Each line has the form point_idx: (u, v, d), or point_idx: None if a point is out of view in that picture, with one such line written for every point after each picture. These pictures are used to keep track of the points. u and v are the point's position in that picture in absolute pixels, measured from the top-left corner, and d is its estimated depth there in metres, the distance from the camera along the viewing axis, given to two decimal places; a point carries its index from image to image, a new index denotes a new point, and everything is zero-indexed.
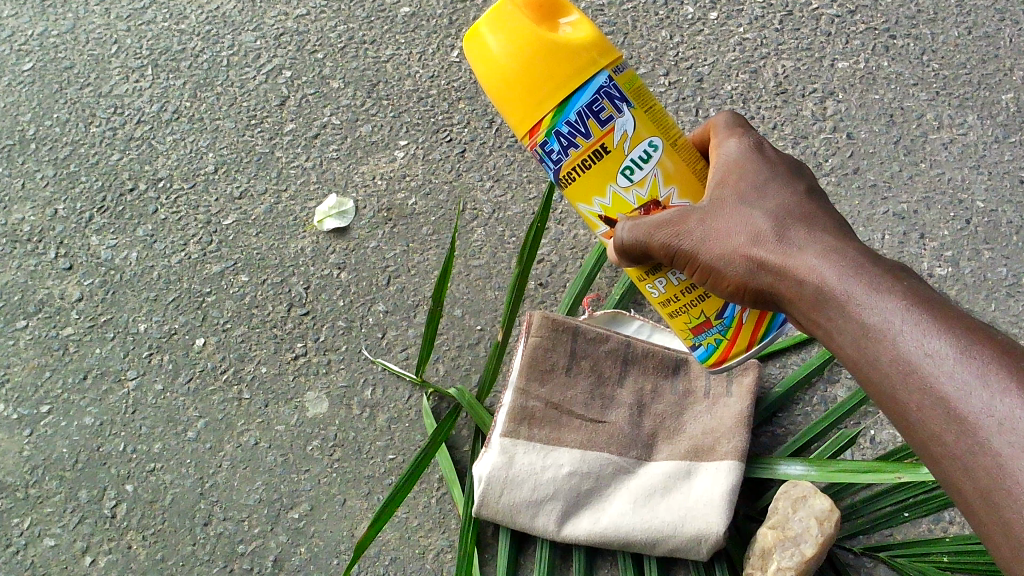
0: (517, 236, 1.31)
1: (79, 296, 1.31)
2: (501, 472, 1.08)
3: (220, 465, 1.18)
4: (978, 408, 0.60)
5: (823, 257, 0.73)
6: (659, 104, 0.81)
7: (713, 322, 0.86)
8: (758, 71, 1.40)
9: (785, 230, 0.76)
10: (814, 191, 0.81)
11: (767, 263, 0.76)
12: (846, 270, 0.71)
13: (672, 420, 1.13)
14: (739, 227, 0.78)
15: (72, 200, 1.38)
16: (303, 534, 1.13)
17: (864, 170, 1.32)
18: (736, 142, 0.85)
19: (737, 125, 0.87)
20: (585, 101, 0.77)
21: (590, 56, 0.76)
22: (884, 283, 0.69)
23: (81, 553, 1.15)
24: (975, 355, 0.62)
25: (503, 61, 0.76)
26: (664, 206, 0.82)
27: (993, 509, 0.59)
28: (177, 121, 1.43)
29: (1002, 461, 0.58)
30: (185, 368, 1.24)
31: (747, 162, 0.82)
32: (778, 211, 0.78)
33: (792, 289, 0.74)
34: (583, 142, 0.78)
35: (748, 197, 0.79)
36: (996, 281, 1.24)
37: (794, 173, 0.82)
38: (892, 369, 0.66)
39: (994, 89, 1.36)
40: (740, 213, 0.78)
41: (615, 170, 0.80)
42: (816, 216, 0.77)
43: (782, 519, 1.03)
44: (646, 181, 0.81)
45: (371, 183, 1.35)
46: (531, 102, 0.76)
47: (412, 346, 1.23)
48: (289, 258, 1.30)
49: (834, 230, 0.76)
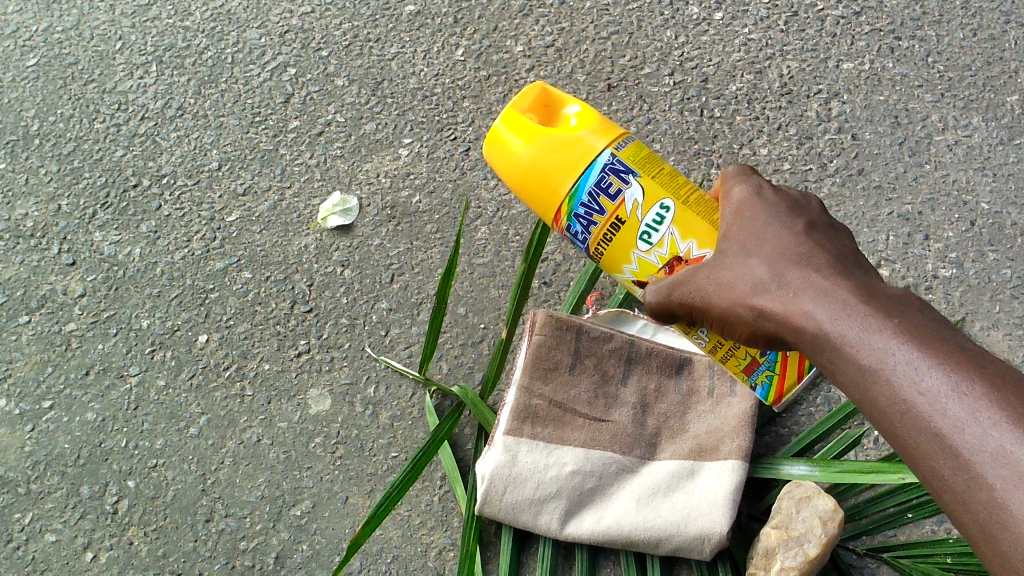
0: (521, 235, 1.30)
1: (82, 292, 1.31)
2: (504, 470, 1.07)
3: (223, 462, 1.18)
4: (973, 446, 0.61)
5: (817, 300, 0.73)
6: (664, 167, 0.88)
7: (761, 361, 0.96)
8: (763, 72, 1.40)
9: (782, 274, 0.76)
10: (814, 224, 0.80)
11: (765, 310, 0.76)
12: (839, 313, 0.71)
13: (676, 420, 1.13)
14: (739, 275, 0.78)
15: (75, 195, 1.38)
16: (305, 531, 1.13)
17: (868, 171, 1.32)
18: (739, 188, 0.85)
19: (743, 172, 0.87)
20: (593, 180, 0.85)
21: (591, 139, 0.86)
22: (877, 322, 0.69)
23: (82, 549, 1.15)
24: (967, 392, 0.63)
25: (521, 164, 0.87)
26: (688, 259, 0.86)
27: (992, 542, 0.60)
28: (181, 118, 1.43)
29: (998, 497, 0.60)
30: (188, 364, 1.24)
31: (750, 208, 0.83)
32: (775, 254, 0.77)
33: (792, 334, 0.74)
34: (600, 218, 0.86)
35: (748, 246, 0.79)
36: (1001, 282, 1.23)
37: (793, 209, 0.82)
38: (889, 409, 0.67)
39: (999, 91, 1.36)
40: (740, 262, 0.79)
41: (633, 238, 0.87)
42: (812, 253, 0.76)
43: (786, 519, 1.03)
44: (664, 241, 0.87)
45: (375, 180, 1.35)
46: (551, 194, 0.87)
47: (415, 344, 1.23)
48: (293, 255, 1.30)
49: (830, 266, 0.75)
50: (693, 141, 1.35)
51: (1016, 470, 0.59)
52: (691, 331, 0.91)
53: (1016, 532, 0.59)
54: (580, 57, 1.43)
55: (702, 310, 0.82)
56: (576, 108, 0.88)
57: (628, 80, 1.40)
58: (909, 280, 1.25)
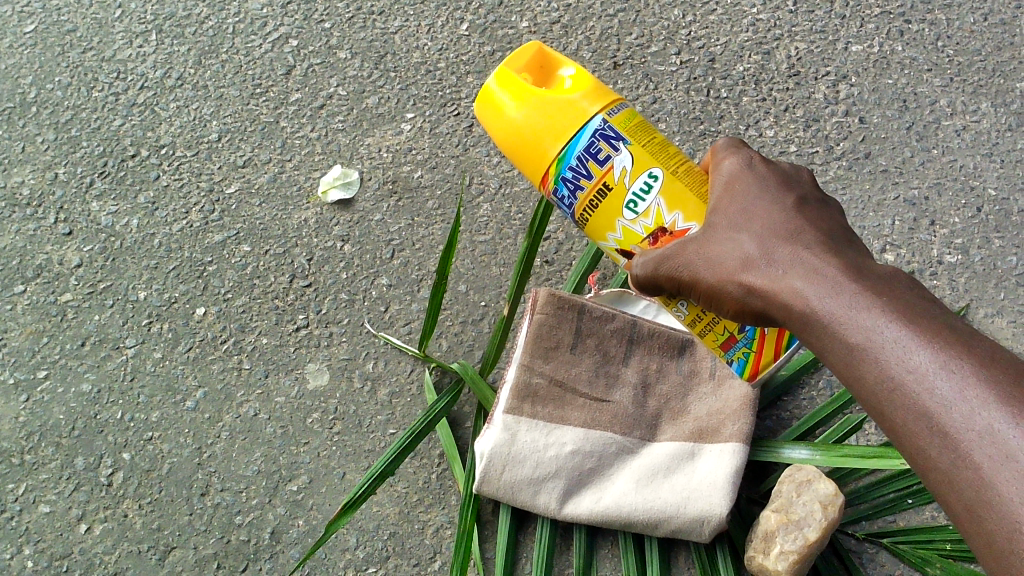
0: (524, 212, 1.29)
1: (78, 262, 1.29)
2: (503, 449, 1.07)
3: (219, 436, 1.17)
4: (959, 423, 0.61)
5: (806, 278, 0.72)
6: (656, 138, 0.86)
7: (738, 336, 0.91)
8: (771, 53, 1.39)
9: (772, 251, 0.75)
10: (805, 201, 0.80)
11: (755, 288, 0.75)
12: (827, 291, 0.70)
13: (677, 402, 1.12)
14: (729, 251, 0.78)
15: (72, 164, 1.36)
16: (301, 507, 1.12)
17: (875, 155, 1.31)
18: (730, 161, 0.84)
19: (734, 145, 0.86)
20: (583, 144, 0.84)
21: (584, 104, 0.84)
22: (866, 300, 0.68)
23: (77, 520, 1.14)
24: (954, 369, 0.62)
25: (512, 124, 0.86)
26: (673, 230, 0.84)
27: (976, 519, 0.59)
28: (181, 88, 1.41)
29: (983, 474, 0.59)
30: (185, 337, 1.23)
31: (740, 182, 0.81)
32: (766, 231, 0.77)
33: (781, 312, 0.74)
34: (587, 183, 0.85)
35: (739, 222, 0.78)
36: (1006, 270, 1.23)
37: (784, 183, 0.81)
38: (878, 388, 0.66)
39: (1009, 77, 1.35)
40: (731, 238, 0.78)
41: (620, 205, 0.85)
42: (802, 229, 0.76)
43: (786, 503, 1.02)
44: (650, 211, 0.85)
45: (377, 155, 1.34)
46: (539, 156, 0.85)
47: (415, 321, 1.22)
48: (293, 229, 1.29)
49: (820, 243, 0.74)
50: (699, 121, 1.34)
51: (1002, 447, 0.58)
52: (672, 304, 0.89)
53: (1000, 509, 0.58)
54: (587, 34, 1.41)
55: (690, 284, 0.81)
56: (572, 72, 0.87)
57: (634, 58, 1.39)
58: (914, 265, 1.24)
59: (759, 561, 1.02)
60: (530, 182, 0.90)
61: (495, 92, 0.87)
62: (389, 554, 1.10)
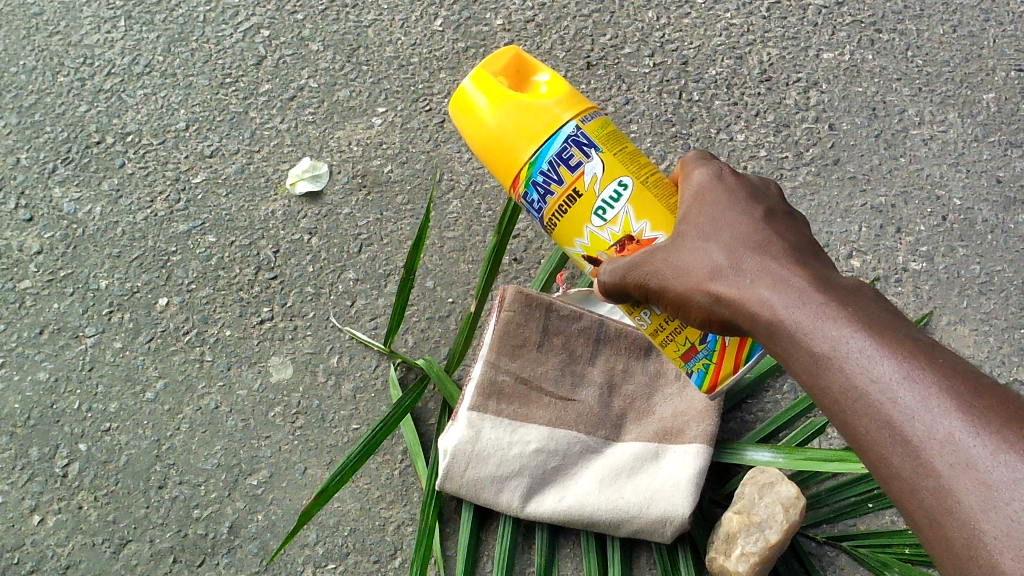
0: (493, 209, 1.28)
1: (38, 249, 1.27)
2: (467, 446, 1.06)
3: (178, 429, 1.15)
4: (922, 431, 0.61)
5: (773, 288, 0.72)
6: (627, 147, 0.85)
7: (698, 347, 0.89)
8: (743, 57, 1.39)
9: (740, 261, 0.75)
10: (773, 214, 0.80)
11: (723, 297, 0.75)
12: (794, 301, 0.70)
13: (643, 402, 1.12)
14: (697, 260, 0.78)
15: (35, 150, 1.34)
16: (260, 501, 1.11)
17: (844, 162, 1.32)
18: (699, 172, 0.84)
19: (704, 158, 0.86)
20: (555, 150, 0.83)
21: (557, 110, 0.83)
22: (832, 311, 0.68)
23: (30, 512, 1.12)
24: (917, 379, 0.62)
25: (485, 127, 0.84)
26: (641, 240, 0.84)
27: (937, 527, 0.59)
28: (149, 75, 1.39)
29: (944, 481, 0.59)
30: (146, 328, 1.21)
31: (710, 192, 0.82)
32: (734, 241, 0.77)
33: (748, 321, 0.74)
34: (557, 188, 0.83)
35: (707, 231, 0.79)
36: (969, 278, 1.24)
37: (753, 195, 0.81)
38: (842, 397, 0.66)
39: (976, 88, 1.37)
40: (699, 247, 0.78)
41: (588, 212, 0.84)
42: (770, 240, 0.76)
43: (748, 504, 1.03)
44: (618, 219, 0.84)
45: (347, 148, 1.32)
46: (511, 160, 0.84)
47: (381, 316, 1.21)
48: (260, 221, 1.27)
49: (788, 255, 0.75)
50: (670, 124, 1.34)
51: (963, 456, 0.58)
52: (636, 312, 0.88)
53: (960, 516, 0.58)
54: (561, 33, 1.41)
55: (657, 293, 0.80)
56: (546, 78, 0.86)
57: (608, 59, 1.39)
58: (879, 271, 1.25)
59: (719, 562, 1.02)
60: (500, 184, 0.88)
61: (468, 93, 0.85)
62: (348, 551, 1.09)
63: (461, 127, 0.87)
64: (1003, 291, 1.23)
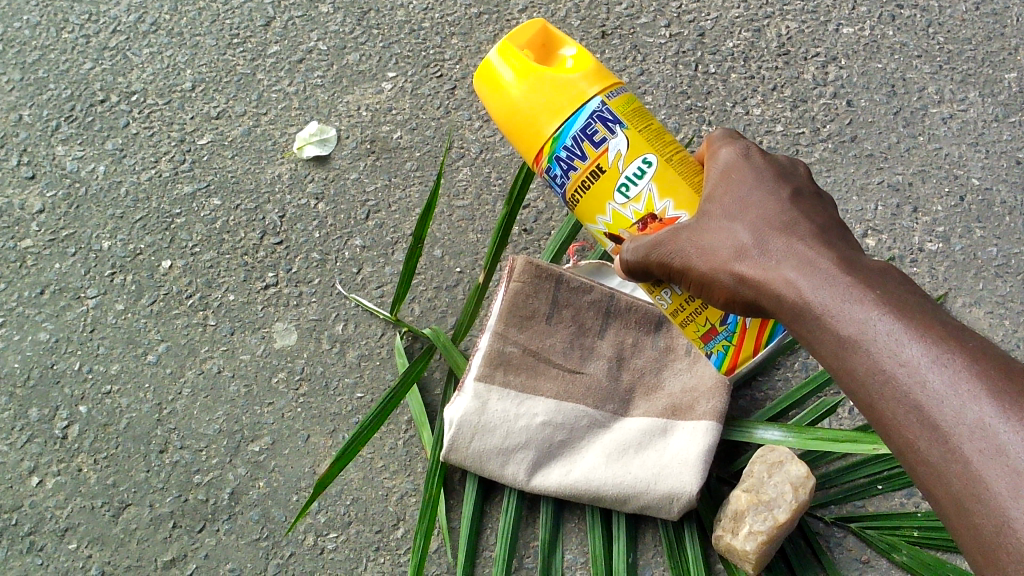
0: (504, 178, 1.26)
1: (40, 208, 1.24)
2: (473, 418, 1.05)
3: (180, 393, 1.14)
4: (951, 416, 0.59)
5: (799, 269, 0.70)
6: (652, 124, 0.83)
7: (719, 329, 0.89)
8: (761, 30, 1.37)
9: (766, 241, 0.73)
10: (801, 193, 0.78)
11: (747, 278, 0.73)
12: (820, 282, 0.69)
13: (652, 376, 1.10)
14: (721, 240, 0.75)
15: (38, 107, 1.31)
16: (262, 468, 1.09)
17: (861, 139, 1.29)
18: (726, 150, 0.81)
19: (731, 136, 0.84)
20: (579, 125, 0.80)
21: (583, 84, 0.81)
22: (859, 293, 0.67)
23: (29, 473, 1.10)
24: (947, 363, 0.60)
25: (508, 100, 0.82)
26: (662, 217, 0.82)
27: (964, 515, 0.58)
28: (155, 34, 1.36)
29: (972, 468, 0.57)
30: (149, 290, 1.19)
31: (736, 171, 0.79)
32: (760, 221, 0.75)
33: (772, 302, 0.72)
34: (581, 164, 0.81)
35: (733, 210, 0.76)
36: (986, 260, 1.22)
37: (780, 173, 0.79)
38: (868, 380, 0.64)
39: (998, 67, 1.34)
40: (724, 226, 0.76)
41: (611, 188, 0.82)
42: (797, 220, 0.74)
43: (757, 483, 1.01)
44: (642, 196, 0.82)
45: (356, 113, 1.30)
46: (534, 135, 0.82)
47: (387, 284, 1.19)
48: (266, 184, 1.25)
49: (816, 235, 0.72)
50: (686, 96, 1.32)
51: (993, 442, 0.57)
52: (656, 292, 0.86)
53: (988, 503, 0.56)
54: (576, 2, 1.38)
55: (680, 273, 0.78)
56: (572, 51, 0.83)
57: (623, 28, 1.36)
58: (895, 251, 1.23)
59: (726, 541, 1.01)
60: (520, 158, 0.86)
61: (493, 66, 0.82)
62: (351, 520, 1.07)
63: (483, 99, 0.85)
64: (1019, 273, 1.21)
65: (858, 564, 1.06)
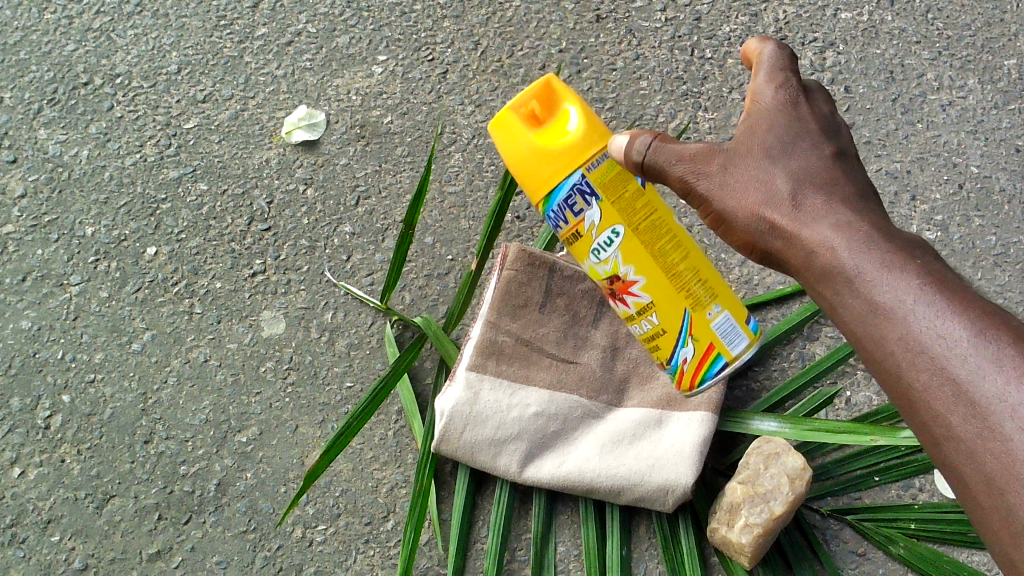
0: (496, 163, 1.24)
1: (22, 192, 1.22)
2: (464, 409, 1.03)
3: (166, 382, 1.11)
4: (989, 393, 0.58)
5: (837, 229, 0.69)
6: (632, 186, 0.86)
7: (665, 363, 0.97)
8: (758, 15, 1.34)
9: (802, 196, 0.72)
10: (843, 154, 0.76)
11: (779, 228, 0.72)
12: (860, 245, 0.68)
13: (646, 366, 1.07)
14: (754, 190, 0.74)
15: (20, 89, 1.28)
16: (250, 459, 1.07)
17: (859, 126, 1.28)
18: (768, 89, 0.77)
19: (780, 66, 0.79)
20: (563, 195, 0.84)
21: (579, 145, 0.82)
22: (900, 261, 0.65)
23: (10, 464, 1.08)
24: (989, 339, 0.59)
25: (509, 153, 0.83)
26: (629, 285, 0.90)
27: (997, 495, 0.57)
28: (139, 15, 1.33)
29: (1009, 447, 0.57)
30: (134, 277, 1.17)
31: (776, 115, 0.76)
32: (799, 175, 0.73)
33: (805, 258, 0.71)
34: (566, 224, 0.87)
35: (771, 158, 0.74)
36: (985, 249, 1.20)
37: (823, 128, 0.76)
38: (900, 346, 0.63)
39: (997, 54, 1.32)
40: (759, 174, 0.74)
41: (587, 250, 0.89)
42: (838, 181, 0.72)
43: (753, 475, 1.00)
44: (610, 260, 0.89)
45: (346, 97, 1.27)
46: (530, 189, 0.85)
47: (378, 272, 1.17)
48: (253, 169, 1.23)
49: (855, 199, 0.71)
50: (681, 81, 1.29)
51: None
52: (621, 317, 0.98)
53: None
54: None
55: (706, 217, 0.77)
56: (576, 111, 0.82)
57: (618, 12, 1.34)
58: None
59: (721, 533, 1.00)
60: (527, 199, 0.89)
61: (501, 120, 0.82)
62: (340, 512, 1.05)
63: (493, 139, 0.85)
64: (1018, 262, 1.20)
65: (855, 556, 1.05)
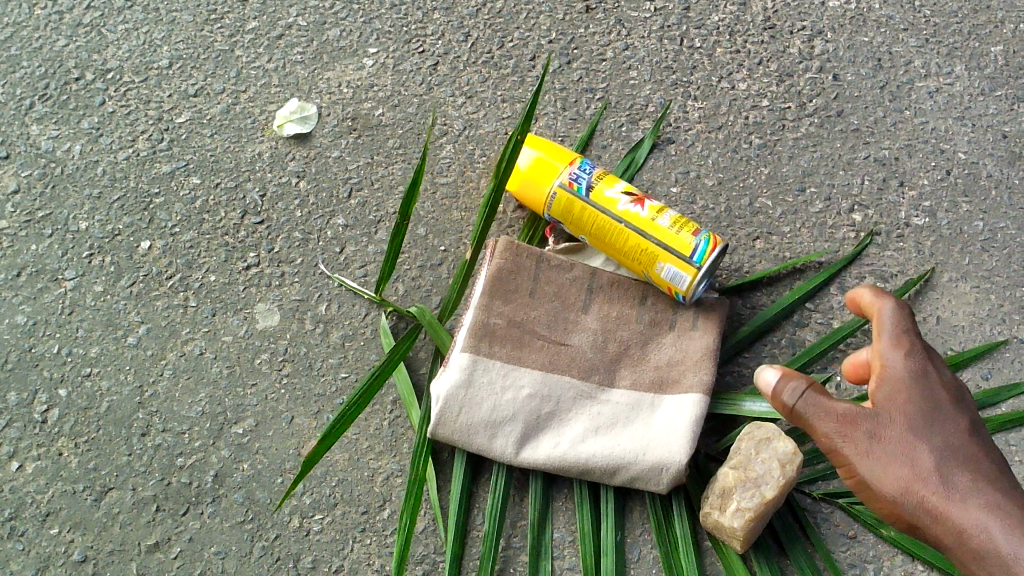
0: (488, 155, 1.25)
1: (15, 188, 1.22)
2: (460, 391, 1.04)
3: (162, 375, 1.12)
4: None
5: (985, 509, 0.84)
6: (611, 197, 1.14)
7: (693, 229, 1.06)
8: (747, 4, 1.35)
9: (939, 472, 0.86)
10: (975, 423, 0.91)
11: (908, 500, 0.86)
12: (979, 509, 0.84)
13: (637, 348, 1.10)
14: (905, 463, 0.87)
15: (11, 85, 1.28)
16: (246, 450, 1.08)
17: (847, 113, 1.28)
18: (898, 360, 0.92)
19: (905, 320, 0.94)
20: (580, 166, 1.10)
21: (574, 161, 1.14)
22: (1002, 515, 0.84)
23: (8, 458, 1.09)
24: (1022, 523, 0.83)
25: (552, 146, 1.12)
26: (641, 201, 1.08)
27: None
28: (130, 10, 1.33)
29: None
30: (128, 271, 1.17)
31: (915, 385, 0.90)
32: (935, 448, 0.87)
33: (934, 518, 0.85)
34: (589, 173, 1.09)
35: (918, 428, 0.88)
36: (972, 234, 1.21)
37: (931, 381, 0.91)
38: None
39: (984, 40, 1.33)
40: (903, 450, 0.87)
41: (606, 187, 1.09)
42: (962, 446, 0.88)
43: (744, 460, 1.01)
44: (624, 191, 1.09)
45: (337, 90, 1.28)
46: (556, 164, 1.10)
47: (371, 263, 1.18)
48: (246, 162, 1.23)
49: (971, 460, 0.87)
50: (671, 71, 1.30)
51: None
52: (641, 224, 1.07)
53: None
54: None
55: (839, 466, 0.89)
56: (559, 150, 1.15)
57: (607, 2, 1.35)
58: (882, 226, 1.22)
59: (714, 518, 1.01)
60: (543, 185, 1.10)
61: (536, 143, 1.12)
62: (336, 501, 1.06)
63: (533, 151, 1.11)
64: (1005, 247, 1.21)
65: (846, 539, 1.06)
